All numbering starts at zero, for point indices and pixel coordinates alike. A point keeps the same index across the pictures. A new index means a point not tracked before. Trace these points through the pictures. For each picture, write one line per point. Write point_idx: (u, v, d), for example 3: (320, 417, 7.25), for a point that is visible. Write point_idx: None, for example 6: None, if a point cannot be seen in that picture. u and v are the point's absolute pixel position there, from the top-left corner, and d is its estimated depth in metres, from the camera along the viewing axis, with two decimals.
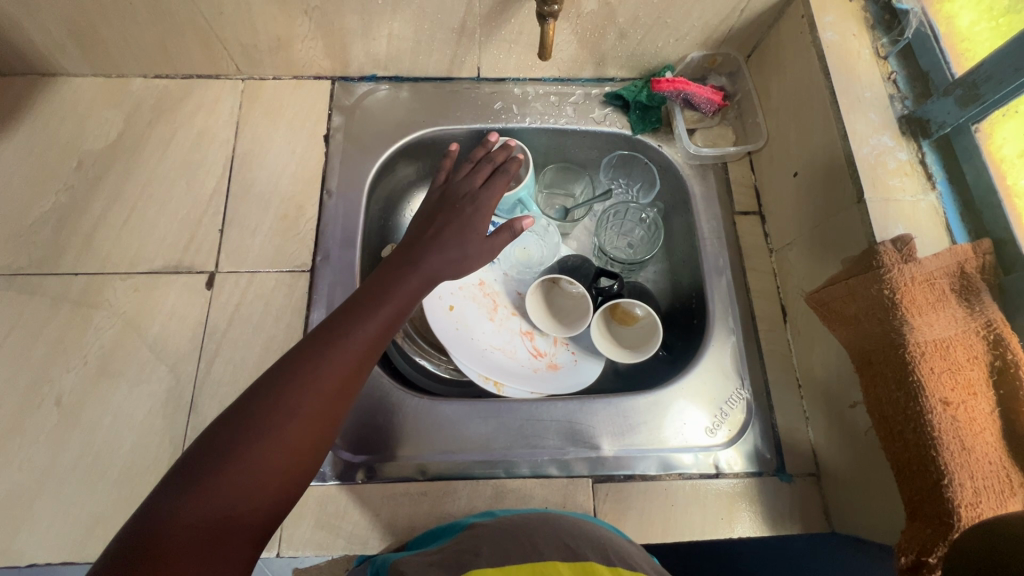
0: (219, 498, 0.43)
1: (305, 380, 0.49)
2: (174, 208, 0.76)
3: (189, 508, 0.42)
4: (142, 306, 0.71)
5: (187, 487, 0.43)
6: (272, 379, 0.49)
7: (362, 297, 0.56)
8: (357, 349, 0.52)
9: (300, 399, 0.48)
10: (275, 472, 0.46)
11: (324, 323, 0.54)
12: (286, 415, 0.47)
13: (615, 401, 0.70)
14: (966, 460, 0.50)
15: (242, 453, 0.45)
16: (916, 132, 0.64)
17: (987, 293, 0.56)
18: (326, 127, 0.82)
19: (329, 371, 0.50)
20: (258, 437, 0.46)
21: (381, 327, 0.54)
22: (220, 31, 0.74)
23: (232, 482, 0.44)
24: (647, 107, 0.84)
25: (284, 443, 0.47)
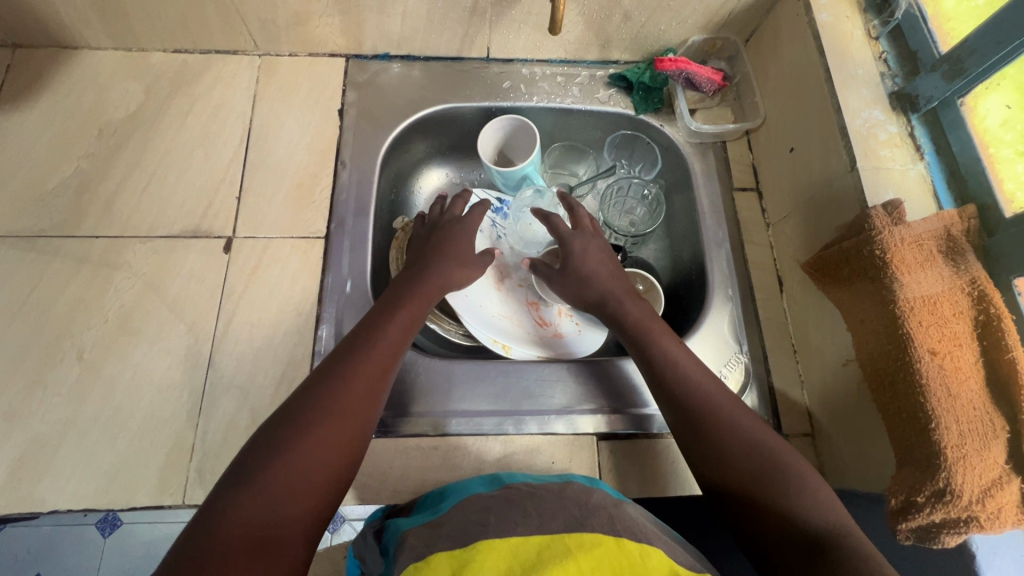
0: (268, 497, 0.46)
1: (339, 382, 0.54)
2: (192, 177, 0.79)
3: (240, 510, 0.45)
4: (162, 268, 0.73)
5: (234, 491, 0.46)
6: (304, 387, 0.54)
7: (375, 314, 0.62)
8: (380, 355, 0.58)
9: (335, 398, 0.53)
10: (318, 467, 0.49)
11: (349, 338, 0.60)
12: (324, 415, 0.52)
13: (621, 362, 0.73)
14: (951, 406, 0.53)
15: (284, 452, 0.48)
16: (906, 106, 0.68)
17: (971, 254, 0.59)
18: (340, 102, 0.85)
19: (356, 372, 0.55)
20: (298, 437, 0.50)
21: (399, 335, 0.61)
22: (241, 6, 0.77)
23: (278, 484, 0.47)
24: (649, 88, 0.87)
25: (324, 437, 0.50)
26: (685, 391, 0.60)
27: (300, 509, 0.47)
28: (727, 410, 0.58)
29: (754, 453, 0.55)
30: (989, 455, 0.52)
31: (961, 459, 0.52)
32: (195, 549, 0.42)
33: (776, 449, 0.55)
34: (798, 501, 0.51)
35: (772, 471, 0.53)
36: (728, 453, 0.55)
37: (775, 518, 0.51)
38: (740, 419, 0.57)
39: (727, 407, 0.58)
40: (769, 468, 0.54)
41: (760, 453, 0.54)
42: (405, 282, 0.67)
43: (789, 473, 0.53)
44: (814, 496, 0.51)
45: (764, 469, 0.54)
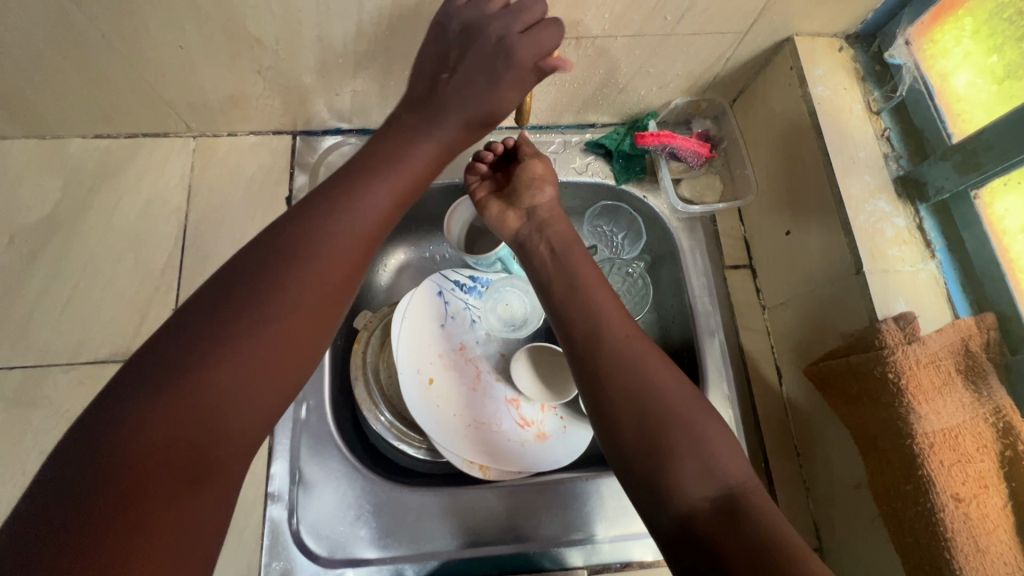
0: (190, 409, 0.38)
1: (292, 270, 0.44)
2: (121, 287, 0.69)
3: (150, 424, 0.36)
4: (89, 403, 0.64)
5: (141, 398, 0.37)
6: (223, 299, 0.42)
7: (300, 222, 0.46)
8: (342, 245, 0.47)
9: (285, 285, 0.43)
10: (247, 402, 0.40)
11: (290, 219, 0.47)
12: (269, 297, 0.42)
13: (610, 479, 0.68)
14: (980, 563, 0.48)
15: (205, 368, 0.39)
16: (912, 195, 0.62)
17: (993, 375, 0.53)
18: (288, 188, 0.76)
19: (300, 288, 0.44)
20: (229, 342, 0.40)
21: (384, 210, 0.50)
22: (164, 92, 0.67)
23: (211, 387, 0.38)
24: (630, 156, 0.80)
25: (247, 383, 0.40)
26: (600, 363, 0.55)
27: (236, 426, 0.40)
28: (643, 375, 0.53)
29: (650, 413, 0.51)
30: None
31: None
32: (64, 512, 0.33)
33: (688, 417, 0.51)
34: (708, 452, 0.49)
35: (671, 430, 0.50)
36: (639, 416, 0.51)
37: (684, 476, 0.48)
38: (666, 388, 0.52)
39: (643, 373, 0.53)
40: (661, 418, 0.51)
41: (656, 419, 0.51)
42: (381, 159, 0.53)
43: (680, 429, 0.50)
44: (710, 458, 0.48)
45: (667, 424, 0.50)
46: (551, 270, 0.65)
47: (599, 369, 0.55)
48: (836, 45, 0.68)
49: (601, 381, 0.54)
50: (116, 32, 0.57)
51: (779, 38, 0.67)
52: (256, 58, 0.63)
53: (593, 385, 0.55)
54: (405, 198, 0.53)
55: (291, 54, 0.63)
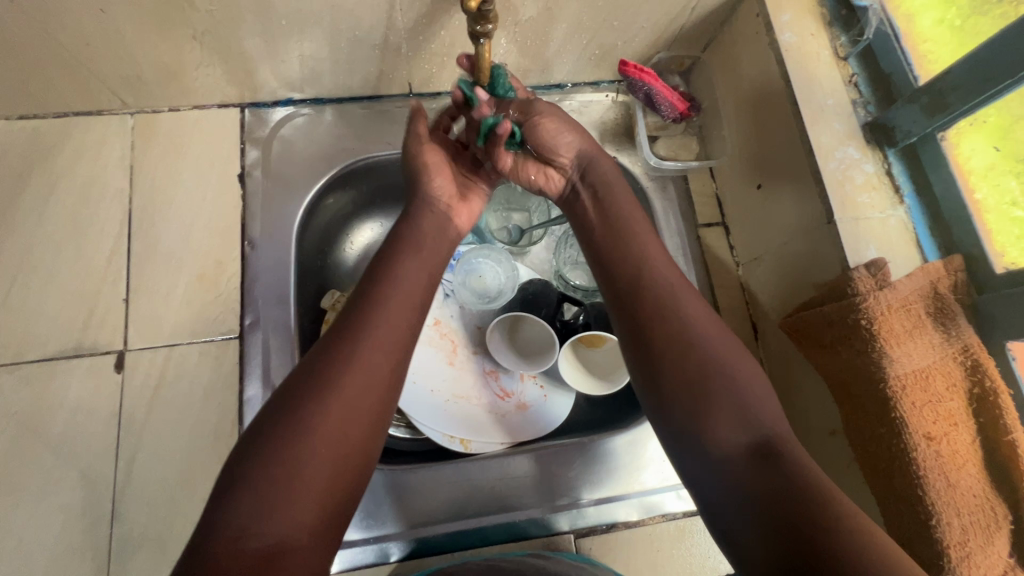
0: (261, 497, 0.39)
1: (338, 379, 0.45)
2: (64, 280, 0.65)
3: (236, 521, 0.38)
4: (40, 404, 0.61)
5: (227, 498, 0.39)
6: (286, 399, 0.44)
7: (337, 335, 0.48)
8: (382, 338, 0.49)
9: (337, 383, 0.45)
10: (322, 475, 0.41)
11: (330, 333, 0.49)
12: (323, 397, 0.44)
13: (593, 443, 0.67)
14: (952, 497, 0.49)
15: (279, 455, 0.40)
16: (881, 141, 0.61)
17: (962, 315, 0.54)
18: (240, 164, 0.72)
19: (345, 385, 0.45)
20: (298, 427, 0.42)
21: (404, 313, 0.52)
22: (93, 65, 0.62)
23: (280, 470, 0.40)
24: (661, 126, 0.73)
25: (314, 454, 0.41)
26: (659, 332, 0.51)
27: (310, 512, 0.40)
28: (709, 350, 0.49)
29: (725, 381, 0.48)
30: (990, 549, 0.49)
31: (966, 558, 0.48)
32: None
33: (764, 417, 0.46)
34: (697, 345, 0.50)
35: (726, 406, 0.47)
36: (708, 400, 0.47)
37: (724, 428, 0.46)
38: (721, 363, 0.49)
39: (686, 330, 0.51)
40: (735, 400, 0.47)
41: (748, 423, 0.46)
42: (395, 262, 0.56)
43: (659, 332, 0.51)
44: (748, 409, 0.46)
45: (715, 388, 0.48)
46: (595, 219, 0.61)
47: (671, 333, 0.51)
48: None
49: (663, 355, 0.50)
50: None
51: None
52: (189, 22, 0.58)
53: (652, 362, 0.50)
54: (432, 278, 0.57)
55: (228, 16, 0.58)
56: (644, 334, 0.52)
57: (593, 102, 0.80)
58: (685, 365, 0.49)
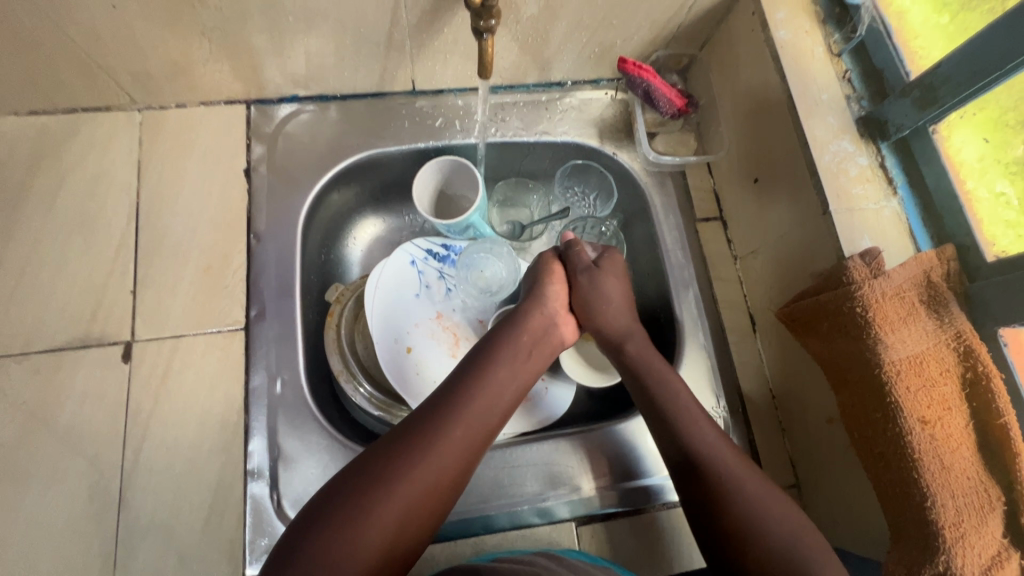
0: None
1: (407, 480, 0.50)
2: (72, 272, 0.66)
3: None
4: (47, 393, 0.61)
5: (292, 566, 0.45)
6: (374, 469, 0.50)
7: (414, 438, 0.52)
8: (469, 429, 0.54)
9: (405, 479, 0.50)
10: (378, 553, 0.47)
11: (403, 427, 0.54)
12: (388, 490, 0.49)
13: (593, 432, 0.68)
14: (946, 478, 0.50)
15: (343, 543, 0.46)
16: (875, 134, 0.63)
17: (954, 302, 0.55)
18: (246, 160, 0.73)
19: (413, 487, 0.50)
20: (359, 515, 0.47)
21: (479, 414, 0.56)
22: (103, 61, 0.63)
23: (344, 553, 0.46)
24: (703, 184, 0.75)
25: (367, 547, 0.47)
26: (678, 425, 0.59)
27: None
28: (735, 469, 0.56)
29: (754, 494, 0.54)
30: (984, 529, 0.50)
31: (960, 539, 0.49)
32: None
33: (767, 513, 0.52)
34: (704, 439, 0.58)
35: (740, 513, 0.53)
36: (728, 505, 0.54)
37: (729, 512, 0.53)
38: (744, 475, 0.55)
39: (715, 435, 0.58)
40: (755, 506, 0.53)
41: (723, 490, 0.54)
42: (478, 363, 0.60)
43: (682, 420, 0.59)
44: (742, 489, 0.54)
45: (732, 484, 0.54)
46: (620, 325, 0.67)
47: (705, 448, 0.57)
48: None
49: (681, 451, 0.58)
50: None
51: None
52: (198, 18, 0.59)
53: (681, 452, 0.58)
54: (534, 364, 0.63)
55: (236, 13, 0.59)
56: (667, 421, 0.60)
57: (593, 100, 0.81)
58: (710, 475, 0.56)
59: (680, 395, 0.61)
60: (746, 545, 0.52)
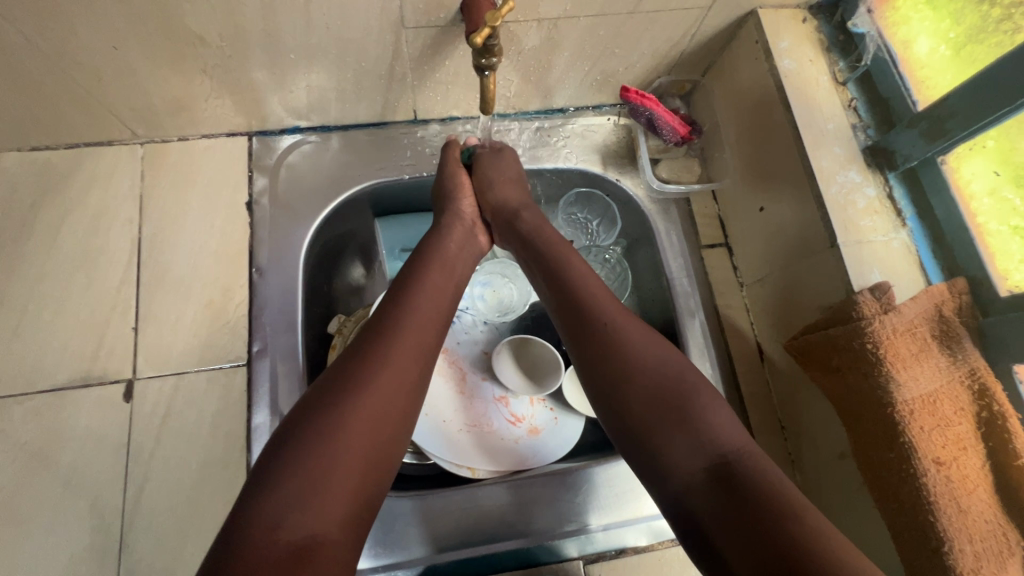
0: (301, 491, 0.41)
1: (372, 371, 0.48)
2: (74, 309, 0.66)
3: (273, 514, 0.40)
4: (49, 433, 0.61)
5: (271, 488, 0.41)
6: (333, 380, 0.47)
7: (368, 340, 0.50)
8: (420, 318, 0.53)
9: (374, 380, 0.47)
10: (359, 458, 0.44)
11: (359, 343, 0.51)
12: (361, 396, 0.46)
13: (602, 467, 0.67)
14: (963, 523, 0.49)
15: (318, 453, 0.43)
16: (881, 164, 0.62)
17: (967, 339, 0.54)
18: (248, 192, 0.73)
19: (376, 384, 0.47)
20: (329, 432, 0.44)
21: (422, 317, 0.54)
22: (104, 98, 0.63)
23: (318, 462, 0.42)
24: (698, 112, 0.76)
25: (350, 454, 0.44)
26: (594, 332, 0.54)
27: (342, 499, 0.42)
28: (637, 354, 0.52)
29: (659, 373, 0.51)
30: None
31: None
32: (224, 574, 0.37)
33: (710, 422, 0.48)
34: (626, 346, 0.53)
35: (669, 413, 0.49)
36: (634, 398, 0.50)
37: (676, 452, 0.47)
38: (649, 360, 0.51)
39: (641, 345, 0.53)
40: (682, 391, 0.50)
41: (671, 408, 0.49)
42: (411, 276, 0.58)
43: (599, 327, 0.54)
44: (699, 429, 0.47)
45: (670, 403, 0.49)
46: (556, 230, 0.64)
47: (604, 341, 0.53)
48: (798, 16, 0.67)
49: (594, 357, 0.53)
50: (42, 35, 0.52)
51: (743, 12, 0.66)
52: (200, 57, 0.59)
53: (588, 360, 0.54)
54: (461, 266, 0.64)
55: (238, 50, 0.59)
56: (582, 328, 0.55)
57: (595, 126, 0.80)
58: (625, 381, 0.51)
59: (572, 291, 0.57)
60: (670, 443, 0.47)
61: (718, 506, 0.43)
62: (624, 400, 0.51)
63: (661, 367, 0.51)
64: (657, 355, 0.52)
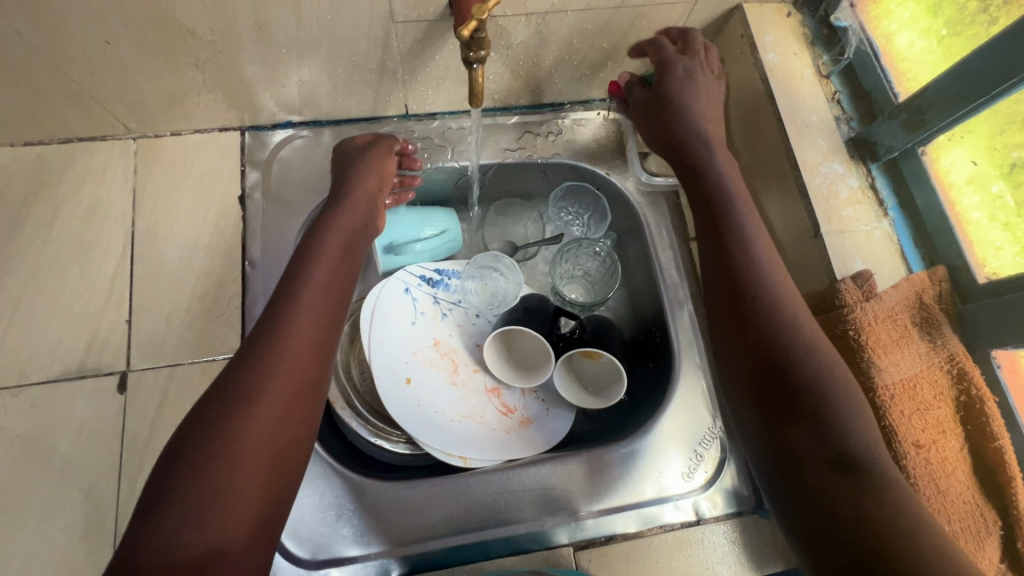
0: (194, 509, 0.40)
1: (261, 380, 0.46)
2: (68, 302, 0.66)
3: (164, 536, 0.38)
4: (43, 425, 0.62)
5: (158, 512, 0.40)
6: (212, 397, 0.45)
7: (248, 348, 0.48)
8: (306, 316, 0.51)
9: (257, 392, 0.45)
10: (249, 470, 0.43)
11: (237, 352, 0.48)
12: (245, 410, 0.44)
13: (592, 455, 0.68)
14: (942, 504, 0.50)
15: (204, 472, 0.41)
16: (864, 155, 0.63)
17: (946, 325, 0.55)
18: (241, 186, 0.73)
19: (267, 398, 0.45)
20: (214, 450, 0.42)
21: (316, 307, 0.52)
22: (96, 92, 0.63)
23: (211, 480, 0.41)
24: None
25: (238, 469, 0.42)
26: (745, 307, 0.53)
27: (238, 515, 0.41)
28: (811, 324, 0.51)
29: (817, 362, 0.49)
30: (981, 555, 0.50)
31: None
32: None
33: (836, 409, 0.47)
34: (782, 322, 0.51)
35: (799, 400, 0.47)
36: (794, 373, 0.49)
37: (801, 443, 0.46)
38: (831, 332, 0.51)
39: (789, 321, 0.51)
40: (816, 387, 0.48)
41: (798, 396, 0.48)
42: (291, 271, 0.54)
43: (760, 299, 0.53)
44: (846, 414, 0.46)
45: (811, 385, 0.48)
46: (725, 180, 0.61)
47: (747, 317, 0.52)
48: (783, 10, 0.68)
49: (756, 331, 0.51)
50: (35, 29, 0.53)
51: (728, 7, 0.67)
52: (191, 51, 0.60)
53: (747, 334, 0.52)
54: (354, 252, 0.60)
55: (229, 44, 0.60)
56: (751, 295, 0.53)
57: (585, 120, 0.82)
58: (785, 357, 0.49)
59: (742, 257, 0.55)
60: (791, 434, 0.47)
61: (827, 504, 0.43)
62: (774, 385, 0.49)
63: (811, 345, 0.50)
64: (793, 335, 0.51)
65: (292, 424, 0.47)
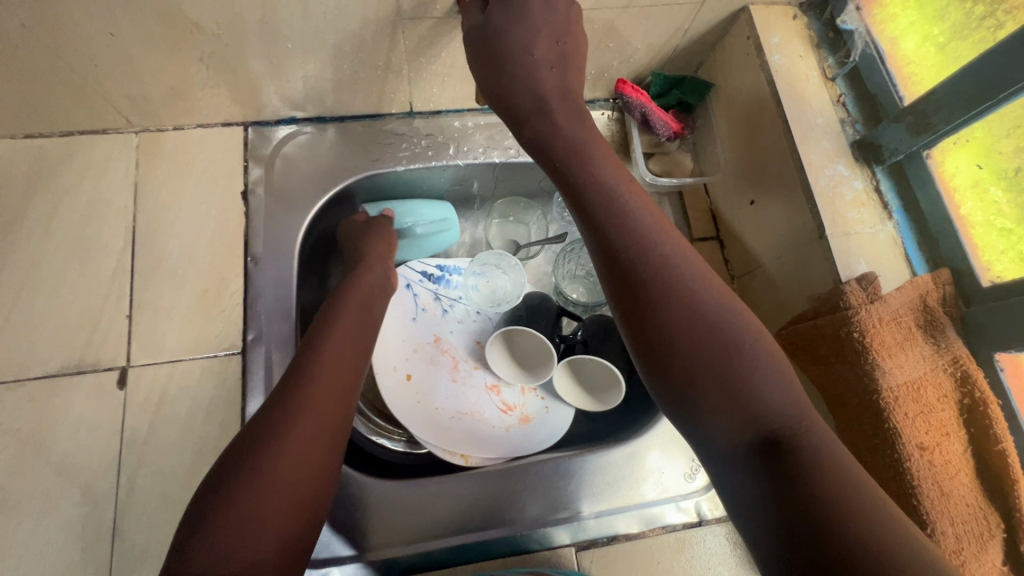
0: (234, 529, 0.42)
1: (296, 410, 0.49)
2: (67, 297, 0.65)
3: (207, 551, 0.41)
4: (41, 420, 0.61)
5: (202, 529, 0.42)
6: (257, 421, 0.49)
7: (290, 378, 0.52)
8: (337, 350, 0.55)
9: (297, 417, 0.49)
10: (289, 490, 0.46)
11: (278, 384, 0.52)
12: (283, 435, 0.47)
13: (593, 456, 0.67)
14: (945, 506, 0.50)
15: (248, 490, 0.44)
16: (869, 158, 0.63)
17: (950, 327, 0.56)
18: (243, 182, 0.73)
19: (303, 424, 0.49)
20: (256, 470, 0.45)
21: (335, 366, 0.54)
22: (99, 85, 0.63)
23: (250, 504, 0.43)
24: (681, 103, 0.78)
25: (279, 489, 0.45)
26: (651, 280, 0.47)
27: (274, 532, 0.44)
28: (671, 308, 0.46)
29: (713, 336, 0.45)
30: (983, 557, 0.50)
31: (961, 566, 0.49)
32: None
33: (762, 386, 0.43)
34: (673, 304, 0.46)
35: (715, 378, 0.44)
36: (687, 357, 0.45)
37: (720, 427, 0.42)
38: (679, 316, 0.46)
39: (677, 300, 0.47)
40: (726, 362, 0.44)
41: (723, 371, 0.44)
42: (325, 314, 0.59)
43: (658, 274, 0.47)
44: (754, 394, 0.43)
45: (722, 369, 0.44)
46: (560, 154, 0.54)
47: (662, 291, 0.47)
48: (789, 13, 0.68)
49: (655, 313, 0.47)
50: (37, 20, 0.52)
51: (735, 8, 0.67)
52: (196, 44, 0.59)
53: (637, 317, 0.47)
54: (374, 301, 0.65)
55: (234, 38, 0.59)
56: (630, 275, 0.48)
57: None
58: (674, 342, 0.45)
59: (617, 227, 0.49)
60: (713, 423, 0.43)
61: (770, 495, 0.38)
62: (673, 373, 0.45)
63: (683, 326, 0.46)
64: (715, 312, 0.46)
65: (330, 448, 0.50)
